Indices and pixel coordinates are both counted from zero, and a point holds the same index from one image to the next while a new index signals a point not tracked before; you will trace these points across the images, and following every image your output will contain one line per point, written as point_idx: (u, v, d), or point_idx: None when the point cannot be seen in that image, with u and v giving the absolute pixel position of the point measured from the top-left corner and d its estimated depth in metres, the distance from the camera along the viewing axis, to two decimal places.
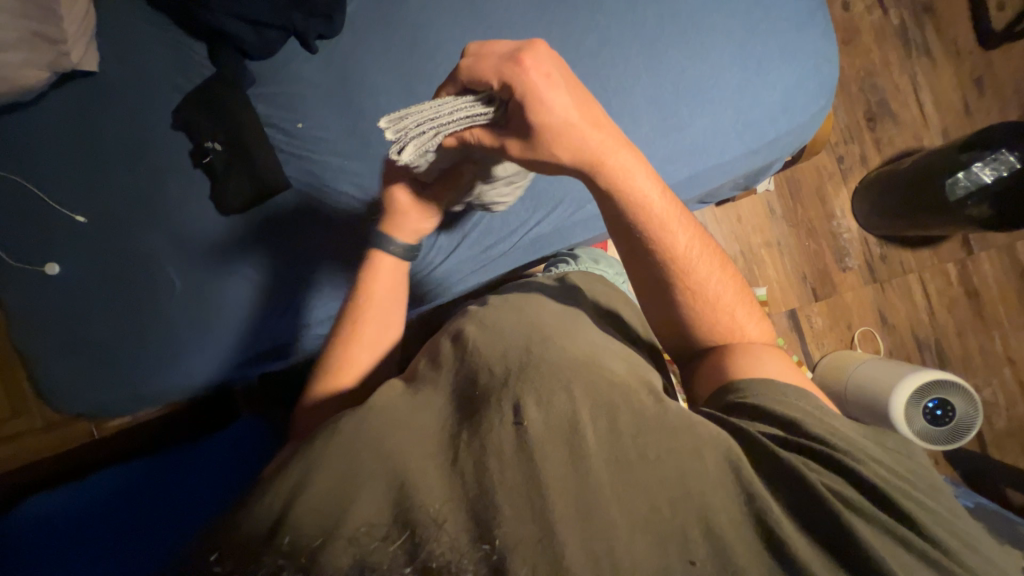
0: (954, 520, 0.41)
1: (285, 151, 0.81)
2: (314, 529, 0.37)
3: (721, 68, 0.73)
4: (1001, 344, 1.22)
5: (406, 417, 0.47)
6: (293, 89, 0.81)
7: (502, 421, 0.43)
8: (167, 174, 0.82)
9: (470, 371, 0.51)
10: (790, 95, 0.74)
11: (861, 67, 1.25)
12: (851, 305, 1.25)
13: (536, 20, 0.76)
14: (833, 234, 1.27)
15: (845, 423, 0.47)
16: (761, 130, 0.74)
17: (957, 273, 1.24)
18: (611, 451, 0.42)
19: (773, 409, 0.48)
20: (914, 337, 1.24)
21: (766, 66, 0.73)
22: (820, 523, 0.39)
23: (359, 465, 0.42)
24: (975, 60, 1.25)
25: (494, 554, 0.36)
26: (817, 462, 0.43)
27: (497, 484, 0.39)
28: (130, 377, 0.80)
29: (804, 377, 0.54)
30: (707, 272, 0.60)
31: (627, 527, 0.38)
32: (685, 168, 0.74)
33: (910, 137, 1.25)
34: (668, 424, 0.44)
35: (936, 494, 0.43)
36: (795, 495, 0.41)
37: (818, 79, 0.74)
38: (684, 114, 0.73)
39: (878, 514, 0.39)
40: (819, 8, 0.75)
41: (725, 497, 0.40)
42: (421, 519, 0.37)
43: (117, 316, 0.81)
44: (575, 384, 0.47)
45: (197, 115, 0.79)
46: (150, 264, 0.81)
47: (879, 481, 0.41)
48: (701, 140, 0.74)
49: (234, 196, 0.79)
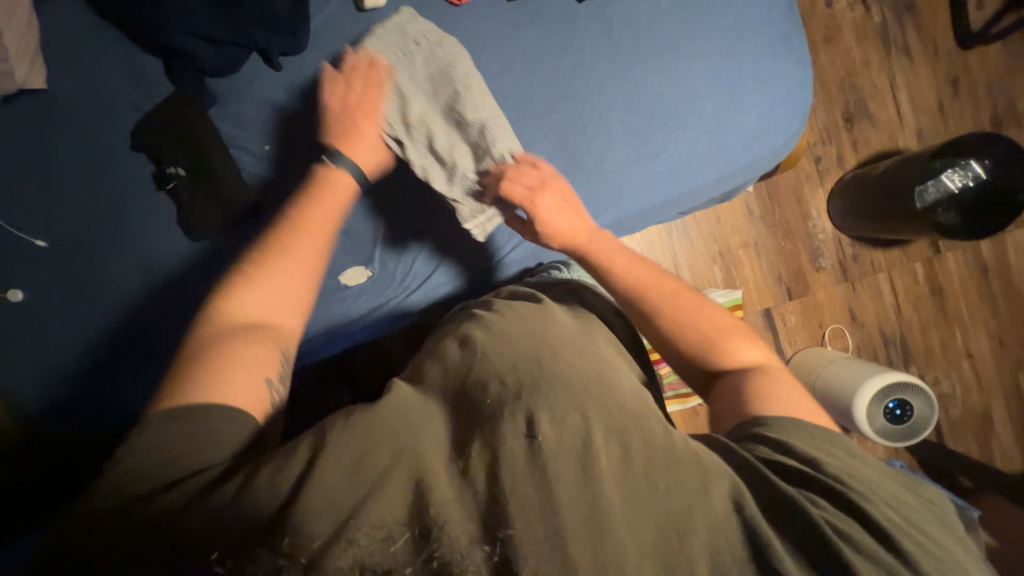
0: (944, 550, 0.43)
1: (254, 173, 0.79)
2: (325, 523, 0.39)
3: (695, 94, 0.76)
4: (960, 339, 1.28)
5: (419, 426, 0.47)
6: (260, 109, 0.78)
7: (515, 430, 0.44)
8: (127, 195, 0.78)
9: (464, 392, 0.50)
10: (763, 120, 0.77)
11: (841, 66, 1.25)
12: (823, 303, 1.29)
13: (510, 39, 0.77)
14: (808, 234, 1.29)
15: (835, 441, 0.50)
16: (735, 156, 0.77)
17: (924, 271, 1.28)
18: (624, 480, 0.43)
19: (796, 447, 0.49)
20: (881, 334, 1.28)
21: (740, 92, 0.76)
22: (805, 541, 0.42)
23: (371, 477, 0.42)
24: (953, 60, 1.25)
25: (495, 554, 0.38)
26: (820, 496, 0.45)
27: (512, 502, 0.40)
28: (100, 401, 0.78)
29: (814, 408, 0.55)
30: (687, 305, 0.63)
31: (636, 553, 0.40)
32: (659, 194, 0.77)
33: (886, 138, 1.26)
34: (677, 452, 0.45)
35: (935, 530, 0.45)
36: (779, 508, 0.44)
37: (792, 104, 0.77)
38: (659, 140, 0.76)
39: (865, 541, 0.42)
40: (794, 31, 0.78)
41: (723, 519, 0.42)
42: (429, 521, 0.40)
43: (98, 335, 0.79)
44: (589, 406, 0.47)
45: (154, 136, 0.76)
46: (118, 289, 0.79)
47: (866, 506, 0.44)
48: (675, 165, 0.77)
49: (202, 222, 0.77)
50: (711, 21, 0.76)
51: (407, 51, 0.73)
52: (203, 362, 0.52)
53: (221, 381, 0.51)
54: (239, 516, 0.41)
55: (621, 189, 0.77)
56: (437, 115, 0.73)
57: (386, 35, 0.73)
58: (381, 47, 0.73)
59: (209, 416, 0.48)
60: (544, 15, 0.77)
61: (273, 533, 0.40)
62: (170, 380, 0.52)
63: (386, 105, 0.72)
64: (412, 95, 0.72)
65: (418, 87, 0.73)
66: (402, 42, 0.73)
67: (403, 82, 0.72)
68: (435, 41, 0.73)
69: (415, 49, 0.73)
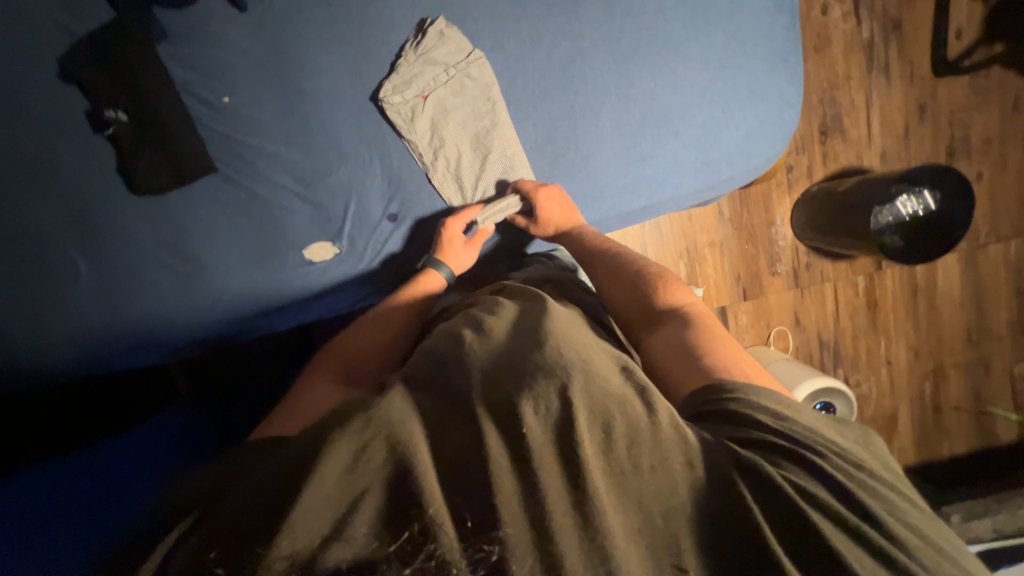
0: (912, 512, 0.45)
1: (209, 127, 0.70)
2: (312, 524, 0.38)
3: (689, 102, 0.81)
4: (884, 349, 1.41)
5: (391, 421, 0.43)
6: (218, 53, 0.69)
7: (486, 429, 0.42)
8: (51, 133, 0.67)
9: (444, 390, 0.48)
10: (750, 138, 0.84)
11: (825, 78, 1.27)
12: (773, 306, 1.37)
13: (507, 16, 0.76)
14: (770, 240, 1.34)
15: (807, 411, 0.51)
16: (719, 170, 0.84)
17: (864, 284, 1.39)
18: (608, 468, 0.42)
19: (763, 419, 0.48)
20: (819, 338, 1.39)
21: (733, 106, 0.82)
22: (799, 531, 0.41)
23: (352, 474, 0.40)
24: (924, 86, 1.30)
25: (495, 553, 0.37)
26: (810, 474, 0.44)
27: (500, 496, 0.39)
28: (20, 357, 0.70)
29: (761, 371, 0.58)
30: (634, 269, 0.76)
31: (626, 538, 0.40)
32: (641, 199, 0.84)
33: (854, 155, 1.31)
34: (662, 435, 0.44)
35: (908, 497, 0.46)
36: (771, 498, 0.42)
37: (780, 126, 0.84)
38: (647, 145, 0.82)
39: (853, 521, 0.42)
40: (794, 50, 0.84)
41: (712, 503, 0.42)
42: (419, 520, 0.38)
43: (17, 293, 0.69)
44: (570, 379, 0.45)
45: (91, 71, 0.66)
46: (44, 240, 0.69)
47: (848, 482, 0.44)
48: (659, 172, 0.83)
49: (146, 176, 0.69)
50: (716, 28, 0.80)
51: (437, 77, 0.76)
52: (310, 404, 0.57)
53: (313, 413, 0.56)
54: (225, 527, 0.39)
55: (607, 189, 0.84)
56: (465, 147, 0.80)
57: (418, 56, 0.74)
58: (413, 72, 0.75)
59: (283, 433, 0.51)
60: None
61: (253, 542, 0.38)
62: (276, 412, 0.58)
63: (417, 136, 0.77)
64: (439, 127, 0.78)
65: (448, 118, 0.78)
66: (432, 66, 0.75)
67: (432, 112, 0.77)
68: (465, 68, 0.76)
69: (444, 74, 0.76)
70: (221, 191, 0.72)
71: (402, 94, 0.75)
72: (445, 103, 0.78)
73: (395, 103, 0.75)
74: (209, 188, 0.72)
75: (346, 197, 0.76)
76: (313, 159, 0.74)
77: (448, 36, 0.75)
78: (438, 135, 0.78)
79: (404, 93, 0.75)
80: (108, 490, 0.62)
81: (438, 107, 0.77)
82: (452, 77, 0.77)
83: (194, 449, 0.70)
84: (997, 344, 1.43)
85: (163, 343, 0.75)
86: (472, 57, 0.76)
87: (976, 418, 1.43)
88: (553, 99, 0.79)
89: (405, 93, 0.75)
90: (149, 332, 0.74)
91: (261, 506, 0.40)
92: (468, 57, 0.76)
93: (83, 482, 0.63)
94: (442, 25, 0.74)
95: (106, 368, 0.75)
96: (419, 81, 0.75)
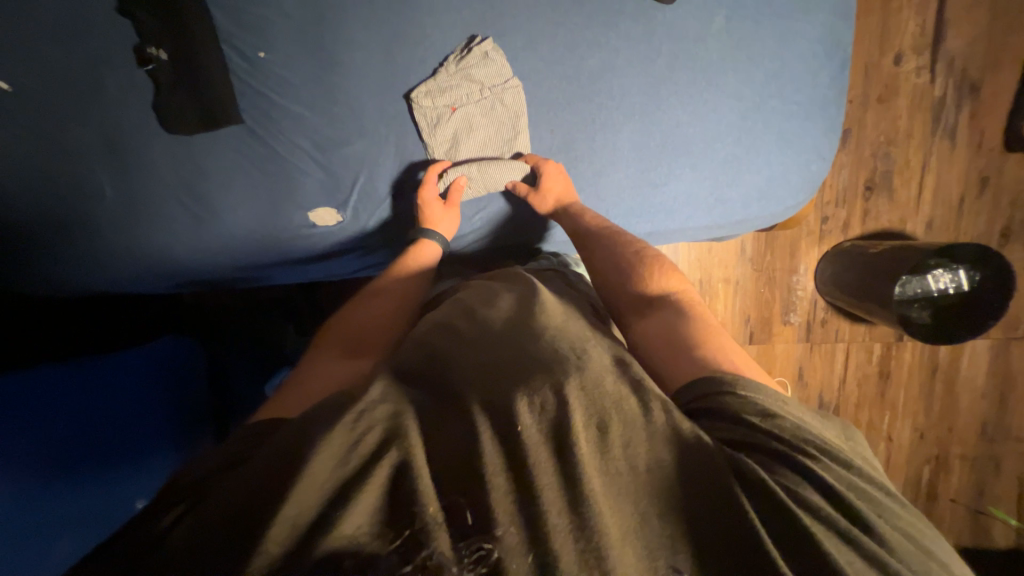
0: (899, 513, 0.43)
1: (242, 79, 0.73)
2: (308, 509, 0.38)
3: (715, 138, 0.81)
4: (887, 424, 1.34)
5: (390, 410, 0.45)
6: (261, 8, 0.71)
7: (484, 433, 0.42)
8: (100, 60, 0.70)
9: (434, 383, 0.49)
10: (772, 182, 0.85)
11: (884, 131, 1.19)
12: (778, 355, 1.31)
13: (549, 17, 0.75)
14: (789, 288, 1.29)
15: (797, 408, 0.50)
16: (732, 212, 0.86)
17: (880, 353, 1.33)
18: (603, 467, 0.42)
19: (763, 425, 0.46)
20: (819, 398, 1.33)
21: (758, 149, 0.82)
22: (808, 561, 0.38)
23: (349, 457, 0.41)
24: (991, 159, 1.22)
25: (494, 552, 0.37)
26: (817, 493, 0.42)
27: (493, 497, 0.39)
28: (44, 266, 0.75)
29: (754, 366, 0.58)
30: (641, 249, 0.75)
31: (619, 534, 0.39)
32: (646, 224, 0.86)
33: (897, 217, 1.24)
34: (657, 431, 0.44)
35: (900, 499, 0.45)
36: (776, 513, 0.40)
37: (804, 175, 0.85)
38: (662, 173, 0.82)
39: (867, 544, 0.40)
40: (835, 100, 0.83)
41: (705, 499, 0.41)
42: (420, 517, 0.38)
43: (44, 210, 0.72)
44: (557, 370, 0.47)
45: (145, 9, 0.68)
46: (77, 162, 0.72)
47: (842, 490, 0.42)
48: (669, 202, 0.84)
49: (179, 116, 0.72)
50: (757, 65, 0.79)
51: (471, 94, 0.77)
52: (308, 376, 0.59)
53: (306, 386, 0.57)
54: (217, 513, 0.38)
55: (611, 208, 0.84)
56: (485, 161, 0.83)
57: (457, 70, 0.75)
58: (450, 83, 0.76)
59: (273, 408, 0.53)
60: (589, 4, 0.75)
61: (246, 528, 0.37)
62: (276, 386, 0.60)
63: (436, 144, 0.79)
64: (460, 141, 0.80)
65: (470, 134, 0.80)
66: (469, 83, 0.76)
67: (457, 125, 0.79)
68: (500, 93, 0.77)
69: (478, 94, 0.77)
70: (245, 146, 0.75)
71: (427, 103, 0.76)
72: (471, 114, 0.79)
73: (420, 110, 0.76)
74: (232, 140, 0.75)
75: (357, 170, 0.79)
76: (342, 126, 0.76)
77: (489, 57, 0.75)
78: (455, 144, 0.80)
79: (431, 102, 0.76)
80: (113, 407, 0.67)
81: (461, 116, 0.78)
82: (484, 98, 0.78)
83: (184, 385, 0.76)
84: (1013, 446, 1.34)
85: (177, 274, 0.81)
86: (509, 84, 0.77)
87: (973, 516, 1.35)
88: (576, 107, 0.79)
89: (432, 101, 0.76)
90: (164, 265, 0.79)
91: (253, 494, 0.39)
92: (505, 83, 0.77)
93: (87, 392, 0.66)
94: (489, 46, 0.74)
95: (121, 287, 0.82)
96: (449, 92, 0.76)
